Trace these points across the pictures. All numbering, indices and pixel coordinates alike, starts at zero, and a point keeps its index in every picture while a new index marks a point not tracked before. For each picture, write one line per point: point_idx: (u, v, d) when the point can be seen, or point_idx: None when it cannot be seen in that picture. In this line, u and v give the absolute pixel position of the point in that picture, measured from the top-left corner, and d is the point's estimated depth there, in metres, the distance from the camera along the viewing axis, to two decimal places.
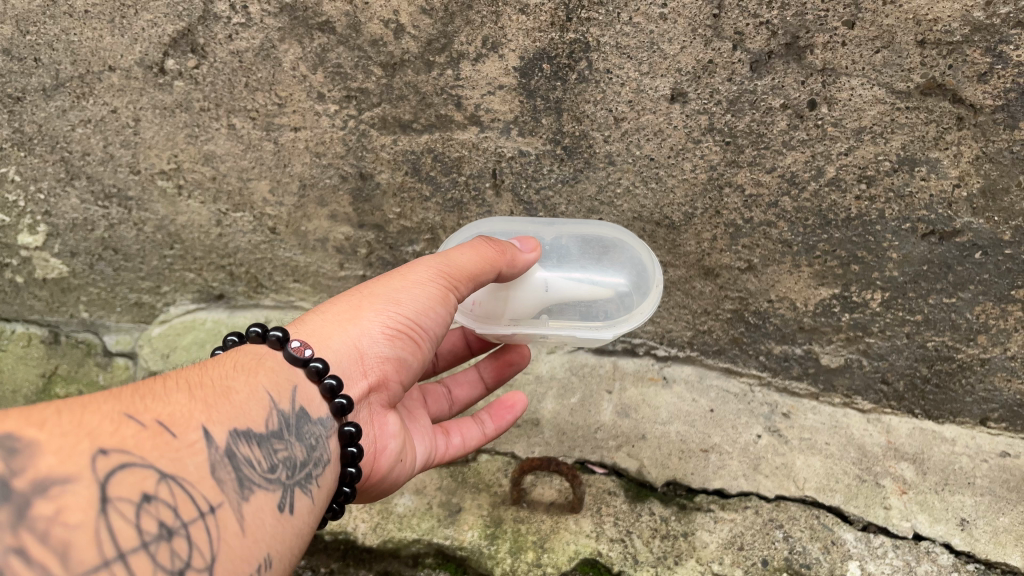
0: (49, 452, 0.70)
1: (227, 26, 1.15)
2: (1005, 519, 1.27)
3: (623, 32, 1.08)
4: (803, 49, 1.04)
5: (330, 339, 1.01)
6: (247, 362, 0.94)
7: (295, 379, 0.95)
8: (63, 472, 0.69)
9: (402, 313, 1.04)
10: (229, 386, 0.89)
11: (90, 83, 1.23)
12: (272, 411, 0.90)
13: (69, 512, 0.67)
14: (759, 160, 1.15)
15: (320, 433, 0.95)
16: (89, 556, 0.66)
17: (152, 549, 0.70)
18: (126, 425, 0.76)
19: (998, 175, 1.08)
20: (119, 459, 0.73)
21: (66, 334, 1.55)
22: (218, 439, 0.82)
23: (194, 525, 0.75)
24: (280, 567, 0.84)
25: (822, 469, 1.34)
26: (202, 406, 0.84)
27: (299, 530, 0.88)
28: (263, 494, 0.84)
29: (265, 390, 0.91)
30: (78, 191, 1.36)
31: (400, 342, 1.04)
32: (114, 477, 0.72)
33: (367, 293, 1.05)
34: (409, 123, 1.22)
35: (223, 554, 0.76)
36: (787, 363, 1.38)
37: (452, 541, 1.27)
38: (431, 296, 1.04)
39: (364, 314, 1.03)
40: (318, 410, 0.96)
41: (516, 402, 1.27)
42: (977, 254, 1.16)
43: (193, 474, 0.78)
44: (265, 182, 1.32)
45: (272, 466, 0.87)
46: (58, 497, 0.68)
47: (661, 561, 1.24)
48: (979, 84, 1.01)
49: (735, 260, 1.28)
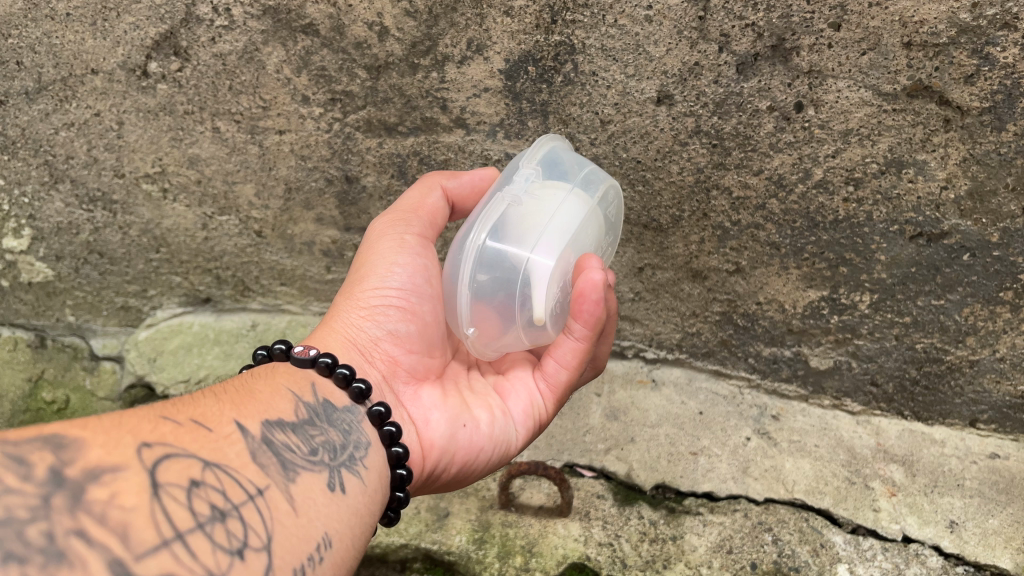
0: (94, 445, 0.67)
1: (210, 29, 1.14)
2: (995, 521, 1.26)
3: (609, 35, 1.07)
4: (789, 51, 1.03)
5: (322, 341, 1.02)
6: (263, 372, 0.93)
7: (312, 376, 0.95)
8: (111, 461, 0.66)
9: (368, 283, 1.05)
10: (251, 388, 0.88)
11: (73, 86, 1.22)
12: (299, 404, 0.90)
13: (123, 496, 0.64)
14: (746, 163, 1.14)
15: (351, 419, 0.94)
16: (148, 535, 0.63)
17: (208, 529, 0.67)
18: (163, 420, 0.74)
19: (985, 177, 1.07)
20: (163, 449, 0.70)
21: (53, 338, 1.54)
22: (253, 430, 0.81)
23: (245, 507, 0.72)
24: (342, 546, 0.81)
25: (811, 472, 1.33)
26: (231, 405, 0.83)
27: (353, 510, 0.85)
28: (308, 476, 0.82)
29: (287, 388, 0.91)
30: (62, 195, 1.35)
31: (382, 314, 1.05)
32: (162, 465, 0.69)
33: (339, 295, 1.08)
34: (395, 126, 1.21)
35: (280, 533, 0.73)
36: (776, 365, 1.38)
37: (439, 546, 1.26)
38: (390, 248, 1.07)
39: (341, 310, 1.05)
40: (341, 400, 0.95)
41: (584, 289, 0.98)
42: (965, 256, 1.16)
43: (236, 460, 0.76)
44: (250, 186, 1.32)
45: (310, 450, 0.85)
46: (110, 483, 0.65)
47: (650, 565, 1.22)
48: (965, 85, 1.01)
49: (723, 263, 1.27)
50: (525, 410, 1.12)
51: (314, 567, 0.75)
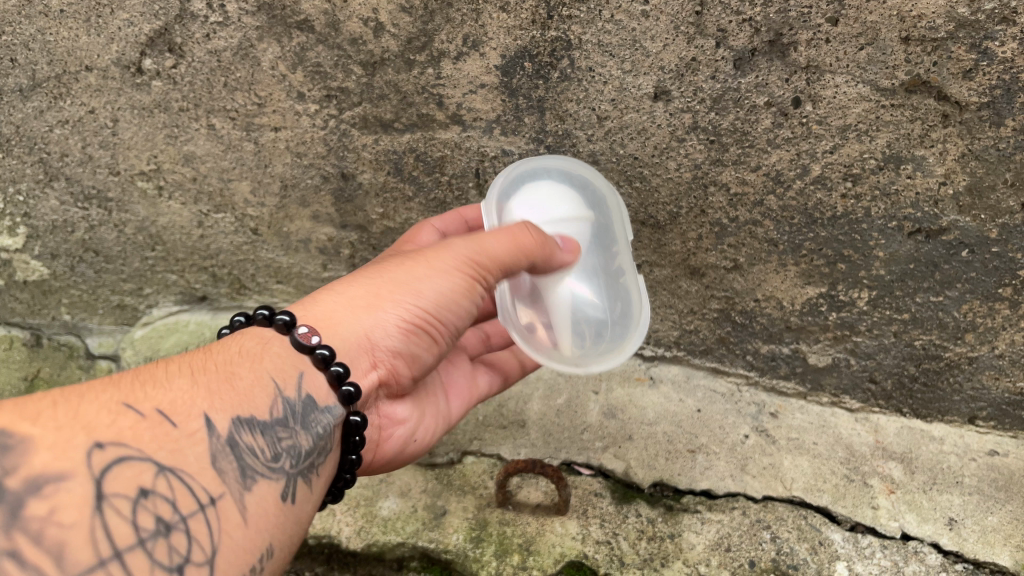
0: (43, 448, 0.70)
1: (205, 25, 1.14)
2: (994, 518, 1.26)
3: (605, 30, 1.06)
4: (786, 47, 1.03)
5: (340, 328, 0.99)
6: (253, 348, 0.92)
7: (301, 365, 0.94)
8: (58, 469, 0.69)
9: (422, 305, 1.01)
10: (235, 371, 0.87)
11: (67, 83, 1.22)
12: (278, 398, 0.89)
13: (62, 511, 0.67)
14: (744, 159, 1.14)
15: (328, 420, 0.93)
16: (82, 556, 0.66)
17: (150, 546, 0.69)
18: (124, 415, 0.76)
19: (984, 172, 1.07)
20: (116, 453, 0.73)
21: (49, 337, 1.53)
22: (220, 428, 0.81)
23: (194, 518, 0.74)
24: (281, 557, 0.83)
25: (810, 469, 1.33)
26: (205, 393, 0.83)
27: (302, 518, 0.87)
28: (266, 483, 0.82)
29: (271, 377, 0.90)
30: (57, 192, 1.34)
31: (414, 336, 1.02)
32: (110, 473, 0.71)
33: (377, 278, 1.02)
34: (391, 122, 1.21)
35: (225, 547, 0.75)
36: (774, 362, 1.38)
37: (436, 545, 1.26)
38: (456, 290, 1.02)
39: (380, 306, 1.00)
40: (324, 397, 0.94)
41: None
42: (963, 252, 1.15)
43: (193, 465, 0.77)
44: (246, 183, 1.31)
45: (276, 454, 0.85)
46: (51, 495, 0.68)
47: (648, 563, 1.22)
48: (964, 80, 1.00)
49: (721, 259, 1.27)
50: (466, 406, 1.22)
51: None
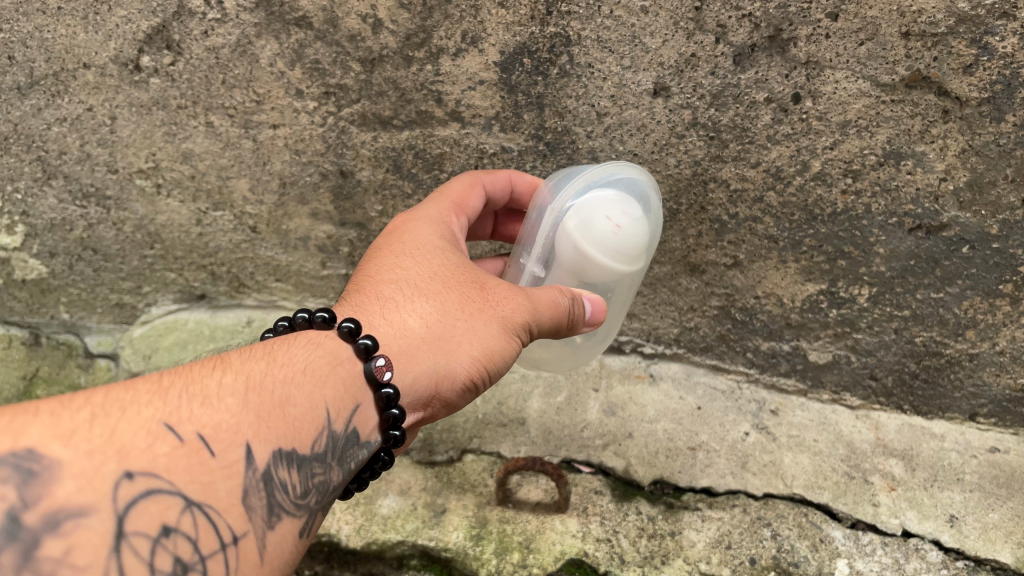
0: (68, 477, 0.68)
1: (203, 22, 1.13)
2: (995, 515, 1.26)
3: (605, 26, 1.06)
4: (786, 42, 1.02)
5: (415, 368, 0.94)
6: (318, 365, 0.87)
7: (360, 396, 0.89)
8: (80, 503, 0.67)
9: (485, 366, 0.98)
10: (290, 395, 0.83)
11: (65, 81, 1.21)
12: (325, 431, 0.85)
13: (77, 552, 0.65)
14: (743, 155, 1.13)
15: (366, 454, 0.90)
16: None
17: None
18: (162, 441, 0.73)
19: (984, 168, 1.07)
20: (145, 485, 0.70)
21: (47, 335, 1.53)
22: (259, 462, 0.78)
23: (212, 560, 0.72)
24: None
25: (811, 466, 1.32)
26: (253, 418, 0.79)
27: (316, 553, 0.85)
28: (290, 522, 0.80)
29: (324, 406, 0.85)
30: (55, 190, 1.34)
31: (466, 391, 1.00)
32: (135, 508, 0.69)
33: (458, 316, 0.97)
34: (390, 119, 1.20)
35: None
36: (774, 360, 1.37)
37: (436, 543, 1.25)
38: (513, 354, 1.00)
39: (452, 353, 0.96)
40: (369, 431, 0.90)
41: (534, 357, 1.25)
42: (964, 249, 1.15)
43: (222, 501, 0.75)
44: (244, 181, 1.31)
45: (308, 490, 0.82)
46: (69, 532, 0.66)
47: (649, 561, 1.22)
48: (965, 76, 1.00)
49: (721, 256, 1.27)
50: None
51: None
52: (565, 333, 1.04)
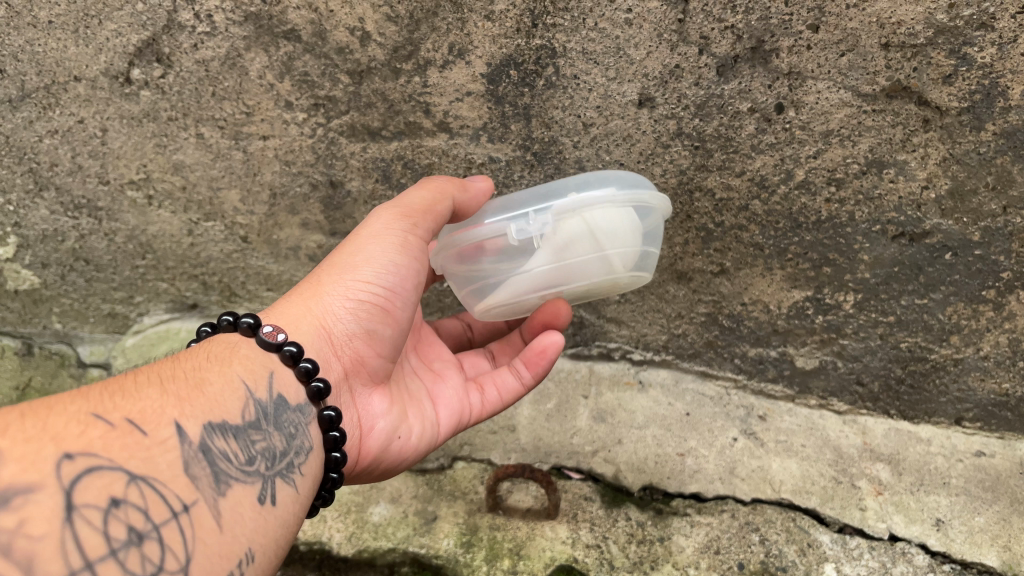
0: (10, 461, 0.66)
1: (193, 36, 1.14)
2: (981, 518, 1.26)
3: (590, 38, 1.07)
4: (769, 53, 1.04)
5: (297, 319, 1.01)
6: (220, 352, 0.93)
7: (270, 365, 0.95)
8: (25, 482, 0.66)
9: (360, 277, 1.04)
10: (202, 377, 0.87)
11: (56, 93, 1.22)
12: (250, 400, 0.89)
13: (31, 524, 0.64)
14: (728, 164, 1.15)
15: (300, 420, 0.94)
16: (53, 568, 0.63)
17: (122, 556, 0.67)
18: (93, 426, 0.73)
19: (965, 176, 1.08)
20: (86, 463, 0.70)
21: (40, 345, 1.54)
22: (191, 435, 0.80)
23: (167, 526, 0.72)
24: (265, 559, 0.81)
25: (798, 471, 1.33)
26: (176, 400, 0.82)
27: (283, 521, 0.85)
28: (241, 487, 0.81)
29: (240, 378, 0.90)
30: (47, 202, 1.35)
31: (363, 310, 1.04)
32: (80, 483, 0.68)
33: (324, 270, 1.07)
34: (378, 130, 1.21)
35: (200, 553, 0.73)
36: (762, 365, 1.39)
37: (427, 550, 1.26)
38: (389, 249, 1.05)
39: (325, 290, 1.03)
40: (296, 397, 0.95)
41: (546, 346, 1.18)
42: (947, 255, 1.16)
43: (166, 473, 0.75)
44: (235, 192, 1.32)
45: (250, 457, 0.85)
46: (20, 508, 0.64)
47: (638, 566, 1.23)
48: (944, 86, 1.01)
49: (708, 264, 1.28)
50: (452, 420, 1.18)
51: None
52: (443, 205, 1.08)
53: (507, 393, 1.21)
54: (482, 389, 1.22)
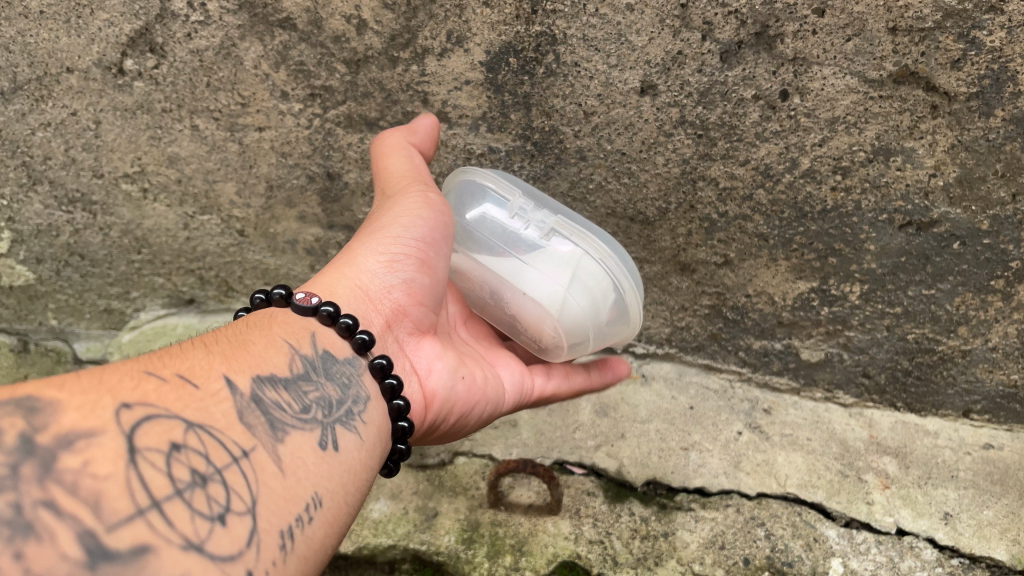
0: (70, 408, 0.63)
1: (186, 25, 1.12)
2: (989, 512, 1.24)
3: (590, 24, 1.05)
4: (773, 39, 1.02)
5: (331, 284, 0.98)
6: (257, 321, 0.90)
7: (311, 326, 0.91)
8: (87, 427, 0.62)
9: (389, 233, 1.02)
10: (245, 340, 0.84)
11: (48, 85, 1.20)
12: (294, 356, 0.85)
13: (96, 463, 0.60)
14: (732, 153, 1.13)
15: (350, 372, 0.90)
16: (121, 505, 0.59)
17: (188, 496, 0.63)
18: (146, 380, 0.70)
19: (974, 164, 1.06)
20: (143, 411, 0.66)
21: (36, 342, 1.52)
22: (242, 387, 0.77)
23: (230, 471, 0.68)
24: (334, 504, 0.77)
25: (804, 465, 1.31)
26: (222, 358, 0.79)
27: (348, 468, 0.81)
28: (300, 434, 0.78)
29: (282, 339, 0.87)
30: (41, 196, 1.33)
31: (400, 263, 1.01)
32: (140, 429, 0.65)
33: (354, 241, 1.04)
34: (376, 120, 1.19)
35: (266, 496, 0.70)
36: (767, 358, 1.37)
37: (428, 546, 1.24)
38: (411, 206, 1.04)
39: (357, 255, 1.01)
40: (341, 351, 0.91)
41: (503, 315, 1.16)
42: (955, 244, 1.14)
43: (222, 421, 0.72)
44: (231, 184, 1.30)
45: (305, 407, 0.81)
46: (84, 450, 0.61)
47: (641, 562, 1.21)
48: (953, 70, 0.99)
49: (711, 255, 1.26)
50: (512, 393, 1.15)
51: (303, 529, 0.71)
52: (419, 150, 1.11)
53: (568, 380, 1.21)
54: (543, 372, 1.20)
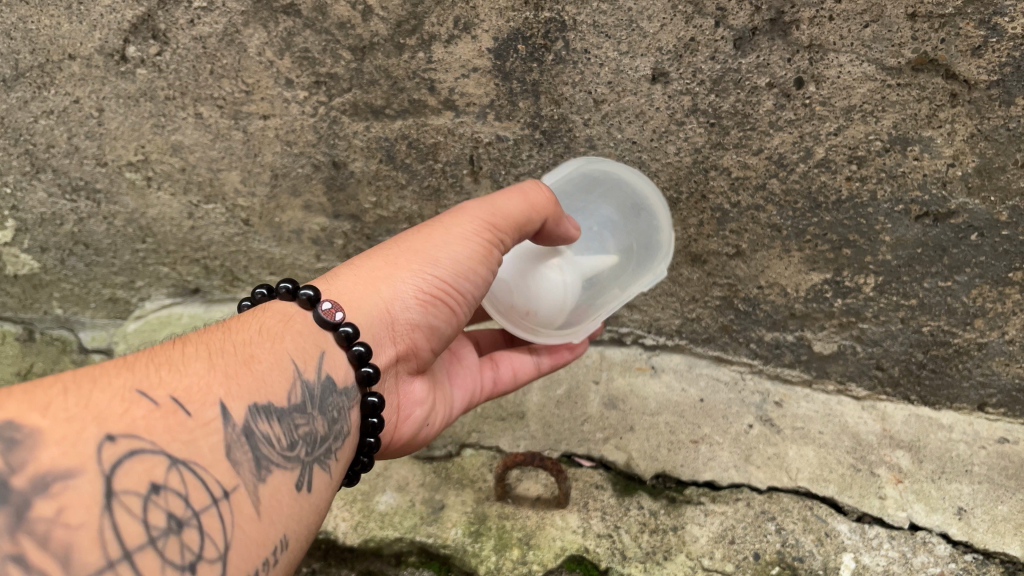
0: (52, 444, 0.63)
1: (189, 11, 1.11)
2: (1004, 507, 1.22)
3: (601, 10, 1.03)
4: (788, 25, 0.99)
5: (364, 301, 0.97)
6: (271, 326, 0.89)
7: (321, 345, 0.91)
8: (66, 466, 0.63)
9: (440, 278, 0.99)
10: (252, 353, 0.84)
11: (50, 72, 1.18)
12: (296, 381, 0.85)
13: (71, 511, 0.61)
14: (745, 142, 1.10)
15: (343, 403, 0.90)
16: (90, 558, 0.60)
17: (161, 545, 0.64)
18: (137, 405, 0.70)
19: (993, 153, 1.03)
20: (128, 447, 0.67)
21: (41, 331, 1.51)
22: (236, 416, 0.77)
23: (207, 514, 0.69)
24: (298, 547, 0.79)
25: (816, 459, 1.30)
26: (222, 377, 0.79)
27: (317, 507, 0.83)
28: (281, 473, 0.78)
29: (288, 358, 0.86)
30: (44, 184, 1.32)
31: (435, 309, 1.00)
32: (121, 468, 0.65)
33: (400, 249, 1.01)
34: (382, 108, 1.18)
35: (238, 542, 0.71)
36: (778, 351, 1.35)
37: (435, 539, 1.23)
38: (474, 257, 1.00)
39: (400, 275, 0.99)
40: (343, 378, 0.91)
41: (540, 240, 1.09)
42: (973, 236, 1.12)
43: (207, 456, 0.72)
44: (236, 173, 1.28)
45: (292, 441, 0.81)
46: (59, 494, 0.61)
47: (650, 557, 1.19)
48: (973, 58, 0.97)
49: (723, 246, 1.24)
50: (469, 401, 1.20)
51: None
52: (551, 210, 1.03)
53: (524, 374, 1.24)
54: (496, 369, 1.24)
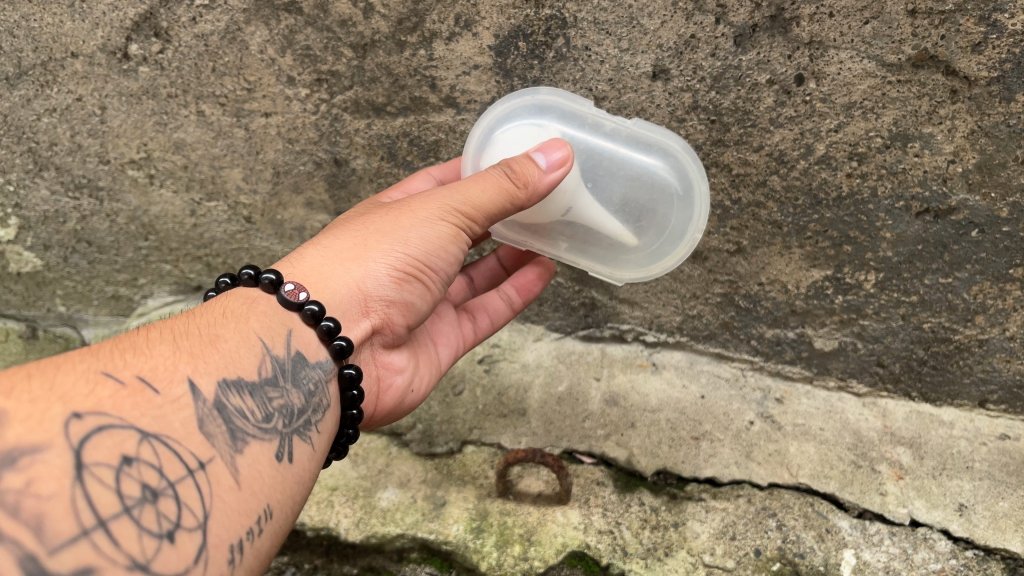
0: (16, 421, 0.64)
1: (191, 9, 1.11)
2: (1005, 504, 1.23)
3: (601, 7, 1.03)
4: (789, 22, 1.00)
5: (330, 280, 0.98)
6: (236, 308, 0.90)
7: (289, 323, 0.92)
8: (32, 441, 0.63)
9: (410, 254, 0.99)
10: (217, 334, 0.84)
11: (53, 70, 1.19)
12: (266, 357, 0.86)
13: (40, 483, 0.61)
14: (746, 139, 1.11)
15: (318, 376, 0.91)
16: (66, 526, 0.61)
17: (137, 513, 0.65)
18: (103, 385, 0.71)
19: (994, 150, 1.03)
20: (96, 422, 0.67)
21: (44, 329, 1.52)
22: (205, 392, 0.77)
23: (183, 484, 0.70)
24: (282, 517, 0.80)
25: (817, 455, 1.30)
26: (188, 357, 0.79)
27: (300, 478, 0.83)
28: (258, 445, 0.79)
29: (256, 336, 0.87)
30: (47, 182, 1.32)
31: (409, 286, 1.01)
32: (90, 442, 0.66)
33: (368, 230, 1.01)
34: (383, 106, 1.18)
35: (217, 510, 0.71)
36: (779, 347, 1.35)
37: (436, 536, 1.23)
38: (442, 235, 1.00)
39: (368, 254, 0.99)
40: (315, 355, 0.92)
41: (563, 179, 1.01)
42: (973, 232, 1.12)
43: (180, 430, 0.73)
44: (238, 170, 1.29)
45: (267, 415, 0.82)
46: (28, 468, 0.62)
47: (651, 553, 1.19)
48: (973, 54, 0.97)
49: (724, 243, 1.24)
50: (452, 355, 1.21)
51: (252, 542, 0.74)
52: (525, 194, 0.96)
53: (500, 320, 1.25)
54: (473, 320, 1.24)
